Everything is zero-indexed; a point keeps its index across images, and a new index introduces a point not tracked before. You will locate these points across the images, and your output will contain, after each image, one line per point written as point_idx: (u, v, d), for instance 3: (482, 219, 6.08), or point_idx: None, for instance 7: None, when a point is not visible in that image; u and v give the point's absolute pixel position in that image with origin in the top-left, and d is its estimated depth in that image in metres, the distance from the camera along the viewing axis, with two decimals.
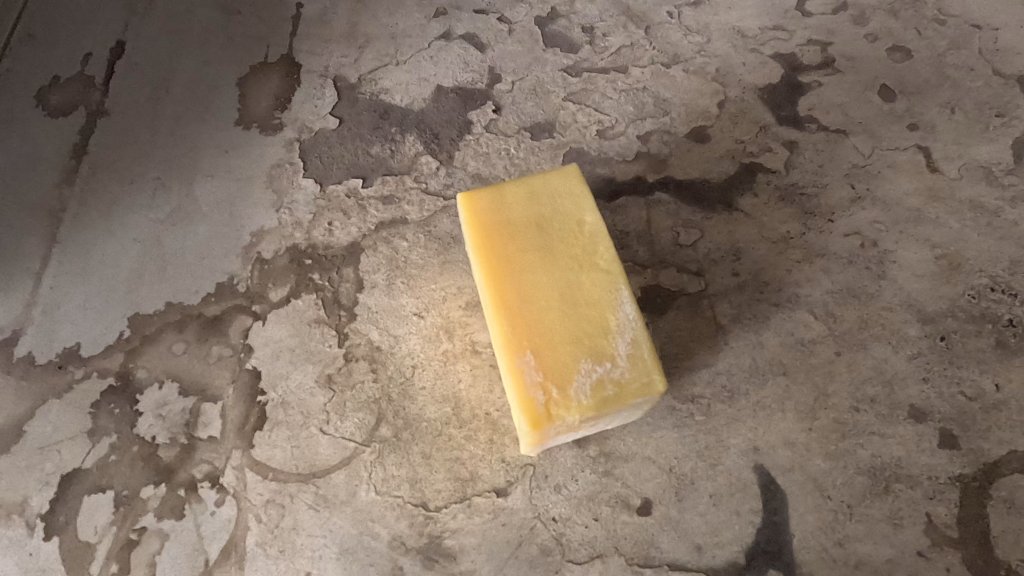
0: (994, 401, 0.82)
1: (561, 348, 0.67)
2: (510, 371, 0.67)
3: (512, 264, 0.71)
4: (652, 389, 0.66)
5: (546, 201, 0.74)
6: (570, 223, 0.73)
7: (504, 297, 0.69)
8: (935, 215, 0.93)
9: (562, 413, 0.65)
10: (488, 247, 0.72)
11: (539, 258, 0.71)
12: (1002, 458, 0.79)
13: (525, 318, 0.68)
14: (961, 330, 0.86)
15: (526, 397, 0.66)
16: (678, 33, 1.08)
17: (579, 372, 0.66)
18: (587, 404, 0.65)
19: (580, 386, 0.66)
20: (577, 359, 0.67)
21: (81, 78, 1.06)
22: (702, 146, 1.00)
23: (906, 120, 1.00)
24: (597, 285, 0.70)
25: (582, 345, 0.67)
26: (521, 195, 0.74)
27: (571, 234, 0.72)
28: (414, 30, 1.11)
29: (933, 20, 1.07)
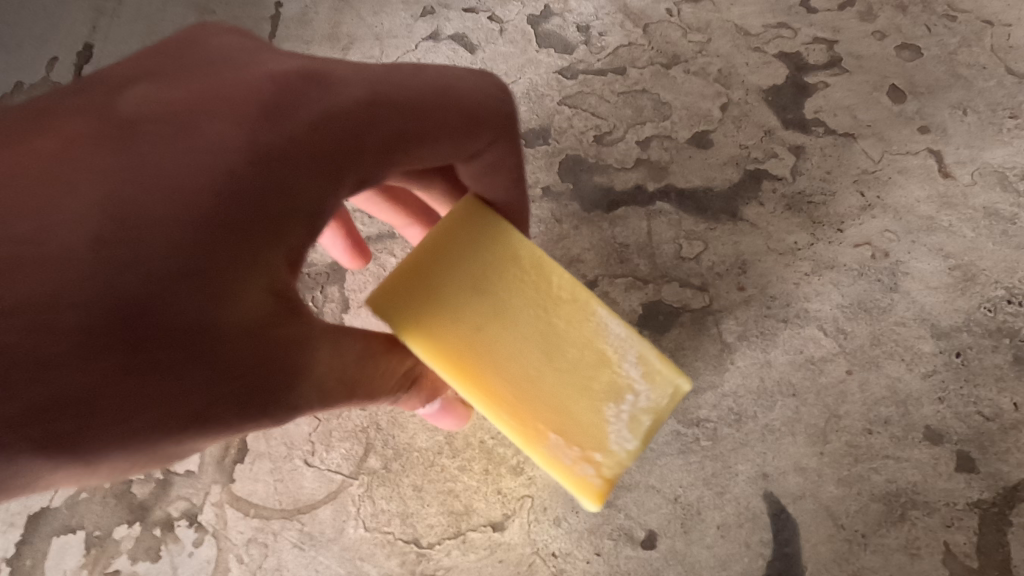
0: (1012, 421, 0.78)
1: (577, 403, 0.61)
2: (542, 458, 0.61)
3: (471, 343, 0.61)
4: (678, 393, 0.62)
5: (474, 252, 0.62)
6: (513, 266, 0.62)
7: (485, 396, 0.61)
8: (948, 222, 0.89)
9: (611, 467, 0.61)
10: (432, 338, 0.61)
11: (499, 322, 0.61)
12: (1022, 482, 0.75)
13: (524, 392, 0.61)
14: (977, 345, 0.82)
15: (563, 464, 0.61)
16: (677, 31, 1.03)
17: (608, 419, 0.61)
18: (634, 449, 0.61)
19: (613, 430, 0.61)
20: (600, 406, 0.61)
21: (46, 84, 1.01)
22: (704, 152, 0.95)
23: (917, 122, 0.95)
24: (579, 319, 0.62)
25: (596, 388, 0.62)
26: (441, 261, 0.62)
27: (521, 279, 0.62)
28: (400, 30, 1.05)
29: (944, 16, 1.02)
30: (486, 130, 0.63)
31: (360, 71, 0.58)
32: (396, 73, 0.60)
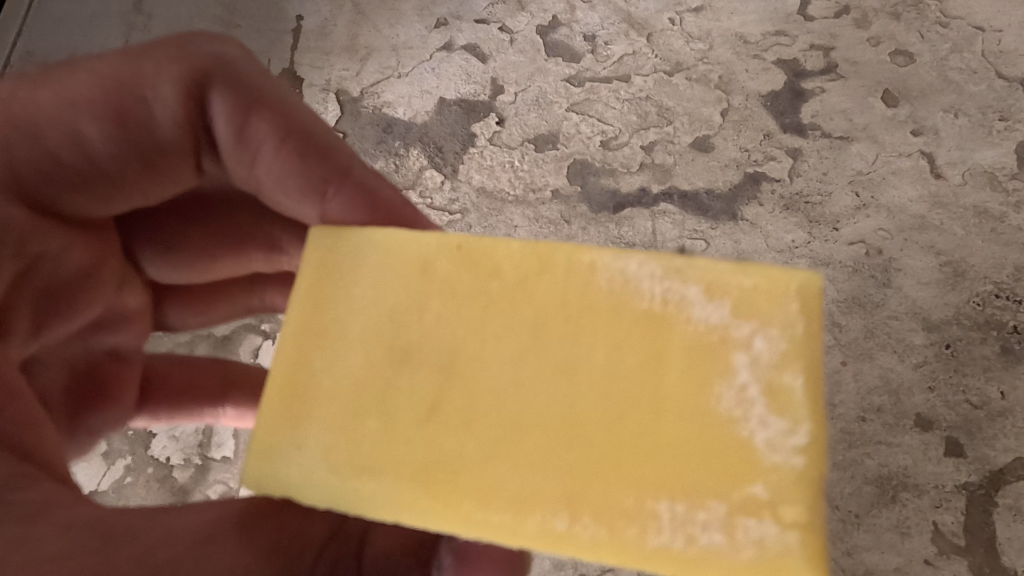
0: (1000, 409, 0.83)
1: (664, 426, 0.34)
2: (675, 563, 0.33)
3: (443, 445, 0.36)
4: (812, 293, 0.34)
5: (354, 292, 0.40)
6: (422, 281, 0.39)
7: (515, 511, 0.34)
8: (939, 221, 0.94)
9: (791, 508, 0.33)
10: (376, 465, 0.37)
11: (463, 382, 0.37)
12: (1008, 466, 0.80)
13: (563, 470, 0.35)
14: (966, 337, 0.87)
15: (719, 553, 0.33)
16: (680, 40, 1.08)
17: (731, 417, 0.34)
18: (811, 440, 0.33)
19: (755, 438, 0.34)
20: (705, 402, 0.34)
21: None
22: (706, 155, 1.00)
23: (910, 125, 1.00)
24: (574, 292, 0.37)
25: (681, 381, 0.35)
26: (319, 346, 0.39)
27: (448, 292, 0.38)
28: (415, 41, 1.10)
29: (936, 23, 1.06)
30: (217, 83, 0.52)
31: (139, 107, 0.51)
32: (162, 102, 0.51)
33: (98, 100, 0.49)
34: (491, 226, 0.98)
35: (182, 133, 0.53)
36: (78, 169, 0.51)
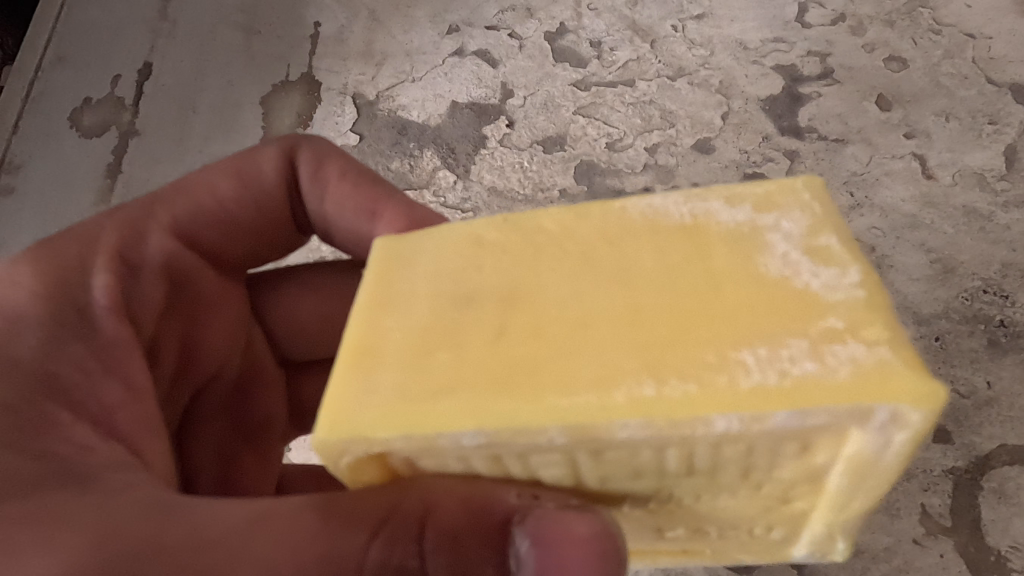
0: (986, 398, 0.87)
1: (725, 291, 0.45)
2: (767, 395, 0.39)
3: (528, 346, 0.44)
4: (814, 182, 0.51)
5: (420, 268, 0.52)
6: (480, 246, 0.52)
7: (606, 377, 0.42)
8: (930, 220, 0.98)
9: (869, 328, 0.41)
10: (483, 363, 0.44)
11: (531, 301, 0.47)
12: (993, 452, 0.84)
13: (649, 342, 0.43)
14: (955, 331, 0.91)
15: (817, 375, 0.40)
16: (682, 46, 1.13)
17: (784, 274, 0.45)
18: (864, 270, 0.44)
19: (813, 289, 0.44)
20: (755, 268, 0.46)
21: (111, 99, 1.13)
22: (707, 157, 1.04)
23: (902, 129, 1.04)
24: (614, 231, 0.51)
25: (726, 254, 0.47)
26: (387, 311, 0.50)
27: (501, 250, 0.51)
28: (429, 47, 1.15)
29: (929, 30, 1.11)
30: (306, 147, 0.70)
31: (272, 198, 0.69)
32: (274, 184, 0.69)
33: (229, 168, 0.68)
34: None
35: (279, 186, 0.69)
36: (211, 217, 0.67)
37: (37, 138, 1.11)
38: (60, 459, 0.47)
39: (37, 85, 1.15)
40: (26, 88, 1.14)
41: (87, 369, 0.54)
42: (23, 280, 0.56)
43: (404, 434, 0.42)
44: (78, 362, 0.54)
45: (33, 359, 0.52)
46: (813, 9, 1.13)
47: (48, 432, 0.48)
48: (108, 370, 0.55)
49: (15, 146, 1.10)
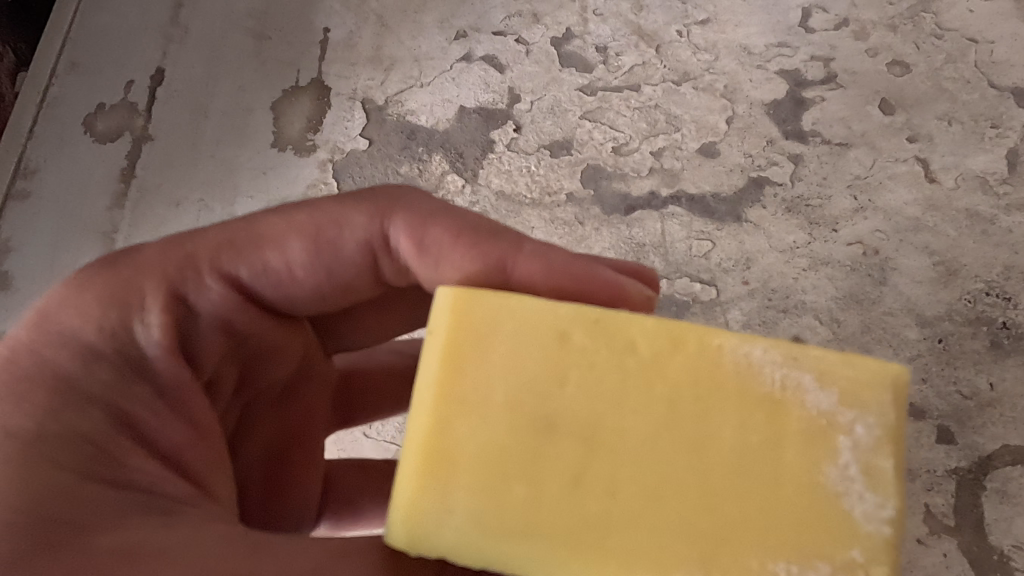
0: (989, 399, 0.88)
1: (779, 498, 0.40)
2: None
3: (583, 505, 0.40)
4: (903, 384, 0.40)
5: (493, 365, 0.43)
6: (560, 357, 0.42)
7: (644, 559, 0.39)
8: (933, 223, 0.99)
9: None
10: (512, 534, 0.40)
11: (597, 446, 0.41)
12: (996, 452, 0.85)
13: (693, 530, 0.40)
14: (958, 332, 0.92)
15: None
16: (687, 51, 1.14)
17: (837, 492, 0.40)
18: (899, 514, 0.39)
19: (848, 513, 0.40)
20: (813, 477, 0.40)
21: (125, 105, 1.15)
22: (712, 160, 1.06)
23: (905, 132, 1.05)
24: (702, 368, 0.41)
25: (792, 455, 0.40)
26: (452, 411, 0.43)
27: (586, 367, 0.42)
28: (437, 53, 1.17)
29: (931, 34, 1.12)
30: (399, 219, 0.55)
31: (349, 264, 0.56)
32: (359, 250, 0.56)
33: (309, 226, 0.55)
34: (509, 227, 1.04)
35: (363, 256, 0.56)
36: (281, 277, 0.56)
37: (52, 144, 1.13)
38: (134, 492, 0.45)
39: (52, 91, 1.17)
40: (41, 94, 1.16)
41: (157, 412, 0.49)
42: (88, 310, 0.49)
43: (474, 562, 0.41)
44: (151, 404, 0.49)
45: (104, 393, 0.47)
46: (817, 14, 1.14)
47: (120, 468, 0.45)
48: (177, 411, 0.50)
49: (31, 151, 1.12)
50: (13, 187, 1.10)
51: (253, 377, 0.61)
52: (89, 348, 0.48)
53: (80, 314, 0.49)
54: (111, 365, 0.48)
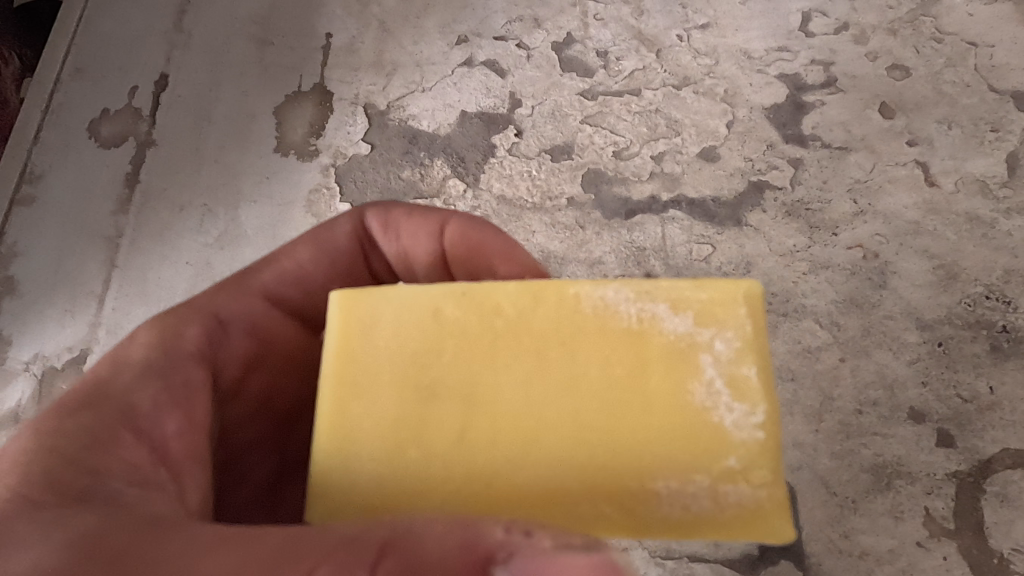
0: (989, 403, 0.88)
1: (651, 425, 0.44)
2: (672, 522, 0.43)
3: (475, 460, 0.45)
4: (753, 297, 0.45)
5: (381, 343, 0.47)
6: (439, 326, 0.47)
7: (544, 499, 0.44)
8: (933, 226, 0.99)
9: (757, 470, 0.44)
10: (416, 491, 0.45)
11: (484, 404, 0.45)
12: (996, 455, 0.85)
13: (581, 467, 0.44)
14: (958, 336, 0.92)
15: (708, 511, 0.43)
16: (687, 56, 1.15)
17: (704, 406, 0.44)
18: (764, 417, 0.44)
19: (722, 422, 0.44)
20: (680, 396, 0.44)
21: (128, 110, 1.16)
22: (713, 164, 1.06)
23: (905, 136, 1.06)
24: (567, 317, 0.46)
25: (660, 381, 0.45)
26: (354, 394, 0.47)
27: (462, 333, 0.46)
28: (438, 58, 1.18)
29: (931, 38, 1.12)
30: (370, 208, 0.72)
31: (340, 251, 0.71)
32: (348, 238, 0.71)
33: (310, 236, 0.70)
34: (510, 232, 1.05)
35: (350, 243, 0.71)
36: (296, 274, 0.69)
37: (57, 149, 1.14)
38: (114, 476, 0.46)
39: (56, 97, 1.18)
40: (46, 100, 1.17)
41: (159, 403, 0.52)
42: (138, 335, 0.58)
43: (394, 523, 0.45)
44: (154, 398, 0.52)
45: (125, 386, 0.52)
46: (817, 19, 1.15)
47: (112, 451, 0.47)
48: (176, 406, 0.53)
49: (36, 157, 1.13)
50: (19, 192, 1.11)
51: (276, 398, 0.67)
52: (124, 358, 0.55)
53: (132, 340, 0.58)
54: (135, 368, 0.54)
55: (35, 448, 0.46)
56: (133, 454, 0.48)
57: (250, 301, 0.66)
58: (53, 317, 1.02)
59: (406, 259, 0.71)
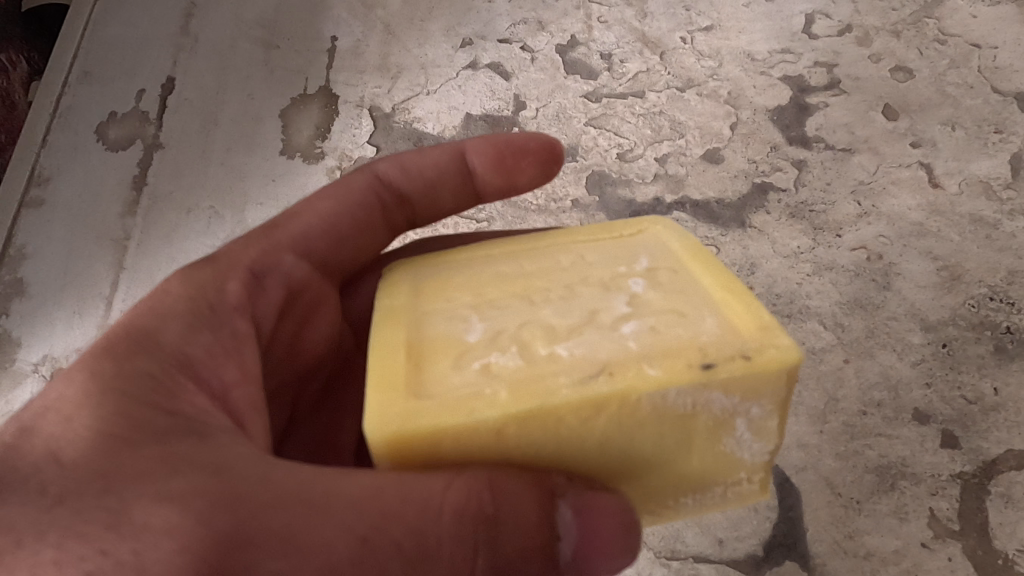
0: (993, 404, 0.88)
1: (688, 469, 0.53)
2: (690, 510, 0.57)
3: None
4: (796, 372, 0.48)
5: (448, 458, 0.48)
6: (504, 442, 0.48)
7: None
8: (937, 228, 1.00)
9: (761, 476, 0.55)
10: None
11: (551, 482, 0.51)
12: (1000, 457, 0.85)
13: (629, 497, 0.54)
14: (962, 337, 0.92)
15: (718, 502, 0.57)
16: (691, 58, 1.15)
17: (734, 451, 0.52)
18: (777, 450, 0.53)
19: (742, 461, 0.53)
20: (716, 449, 0.52)
21: (136, 113, 1.17)
22: (717, 166, 1.07)
23: (909, 138, 1.06)
24: (625, 415, 0.48)
25: (699, 443, 0.51)
26: None
27: (529, 444, 0.48)
28: (443, 60, 1.18)
29: (934, 40, 1.12)
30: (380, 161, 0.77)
31: (358, 201, 0.74)
32: (364, 188, 0.75)
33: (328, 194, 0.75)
34: (515, 233, 1.05)
35: (365, 195, 0.75)
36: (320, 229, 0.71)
37: (64, 151, 1.15)
38: (185, 415, 0.49)
39: (64, 100, 1.19)
40: (54, 103, 1.18)
41: (212, 352, 0.56)
42: (172, 287, 0.60)
43: None
44: (209, 347, 0.56)
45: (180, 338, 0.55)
46: (820, 21, 1.16)
47: (179, 396, 0.51)
48: (229, 355, 0.57)
49: (44, 159, 1.14)
50: (27, 195, 1.12)
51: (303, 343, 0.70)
52: (167, 308, 0.57)
53: (166, 292, 0.59)
54: (182, 318, 0.57)
55: (106, 390, 0.50)
56: (196, 398, 0.52)
57: (285, 258, 0.68)
58: (60, 319, 1.03)
59: (431, 189, 0.77)
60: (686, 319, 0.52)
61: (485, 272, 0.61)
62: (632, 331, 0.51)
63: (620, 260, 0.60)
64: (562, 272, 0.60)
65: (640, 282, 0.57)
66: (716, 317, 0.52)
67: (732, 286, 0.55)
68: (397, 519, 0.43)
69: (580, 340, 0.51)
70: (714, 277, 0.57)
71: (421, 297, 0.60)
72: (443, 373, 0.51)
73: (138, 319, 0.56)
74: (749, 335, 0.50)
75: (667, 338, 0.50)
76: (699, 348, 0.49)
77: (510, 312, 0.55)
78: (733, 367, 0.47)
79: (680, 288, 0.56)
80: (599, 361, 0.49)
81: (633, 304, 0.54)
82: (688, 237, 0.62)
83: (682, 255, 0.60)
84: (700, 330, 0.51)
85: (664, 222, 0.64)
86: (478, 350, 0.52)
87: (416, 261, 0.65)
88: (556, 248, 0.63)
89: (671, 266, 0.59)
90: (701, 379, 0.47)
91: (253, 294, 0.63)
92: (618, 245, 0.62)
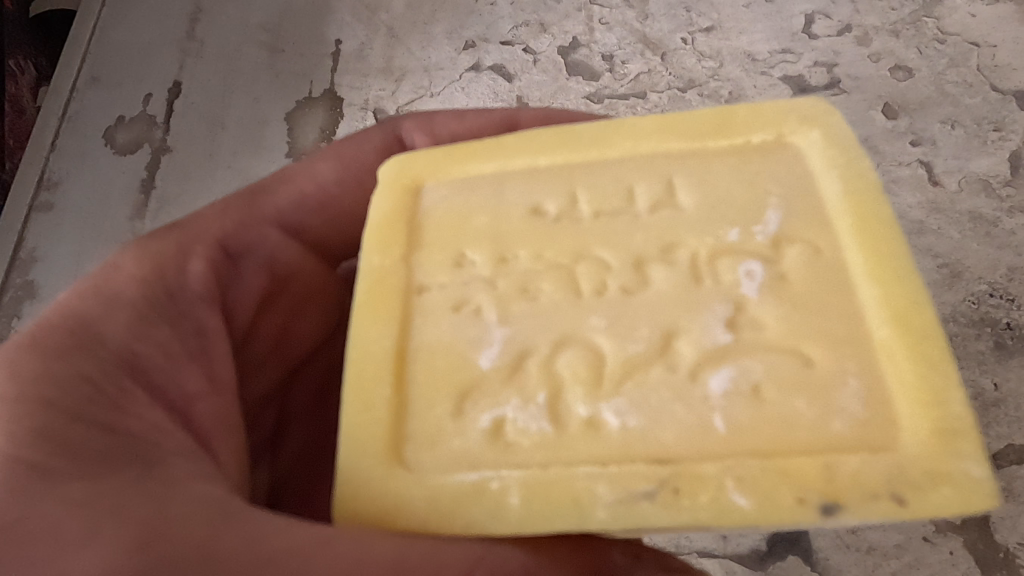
0: (993, 399, 0.89)
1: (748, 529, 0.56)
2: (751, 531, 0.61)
3: None
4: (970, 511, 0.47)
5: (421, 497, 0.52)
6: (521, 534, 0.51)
7: None
8: (936, 225, 1.01)
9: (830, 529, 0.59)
10: None
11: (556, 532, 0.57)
12: (1001, 452, 0.86)
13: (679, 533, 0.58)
14: (961, 333, 0.93)
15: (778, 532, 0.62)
16: (692, 58, 1.16)
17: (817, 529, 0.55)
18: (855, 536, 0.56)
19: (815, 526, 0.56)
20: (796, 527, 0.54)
21: (143, 118, 1.18)
22: None
23: (908, 137, 1.07)
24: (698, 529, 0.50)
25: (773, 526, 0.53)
26: None
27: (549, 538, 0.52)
28: (446, 63, 1.19)
29: (933, 39, 1.13)
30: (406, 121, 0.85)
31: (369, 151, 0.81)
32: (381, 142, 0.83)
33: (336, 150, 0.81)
34: None
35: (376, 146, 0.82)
36: (317, 202, 0.79)
37: (73, 155, 1.16)
38: (133, 434, 0.54)
39: (72, 105, 1.20)
40: (62, 108, 1.20)
41: (170, 356, 0.62)
42: (125, 265, 0.66)
43: None
44: (161, 345, 0.62)
45: (126, 337, 0.61)
46: (820, 21, 1.17)
47: (129, 408, 0.56)
48: (192, 360, 0.64)
49: (52, 164, 1.16)
50: (37, 200, 1.13)
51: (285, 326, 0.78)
52: (115, 295, 0.63)
53: (120, 271, 0.66)
54: (133, 309, 0.63)
55: (45, 400, 0.54)
56: (148, 412, 0.57)
57: (268, 233, 0.77)
58: None
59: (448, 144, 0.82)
60: (811, 391, 0.51)
61: (519, 204, 0.63)
62: (722, 400, 0.51)
63: (745, 210, 0.59)
64: (655, 222, 0.60)
65: (756, 275, 0.56)
66: (858, 384, 0.51)
67: (906, 322, 0.52)
68: (271, 560, 0.46)
69: (640, 407, 0.52)
70: (886, 303, 0.53)
71: (421, 245, 0.62)
72: (439, 419, 0.54)
73: (84, 308, 0.62)
74: (916, 465, 0.48)
75: (770, 416, 0.51)
76: (824, 467, 0.48)
77: (563, 317, 0.57)
78: (867, 504, 0.47)
79: (815, 305, 0.54)
80: (663, 473, 0.50)
81: (737, 328, 0.54)
82: (861, 182, 0.59)
83: (840, 215, 0.58)
84: (826, 417, 0.50)
85: (819, 129, 0.61)
86: (490, 389, 0.55)
87: (428, 159, 0.66)
88: (655, 169, 0.62)
89: (807, 239, 0.57)
90: (814, 519, 0.47)
91: (222, 278, 0.71)
92: (742, 171, 0.61)
